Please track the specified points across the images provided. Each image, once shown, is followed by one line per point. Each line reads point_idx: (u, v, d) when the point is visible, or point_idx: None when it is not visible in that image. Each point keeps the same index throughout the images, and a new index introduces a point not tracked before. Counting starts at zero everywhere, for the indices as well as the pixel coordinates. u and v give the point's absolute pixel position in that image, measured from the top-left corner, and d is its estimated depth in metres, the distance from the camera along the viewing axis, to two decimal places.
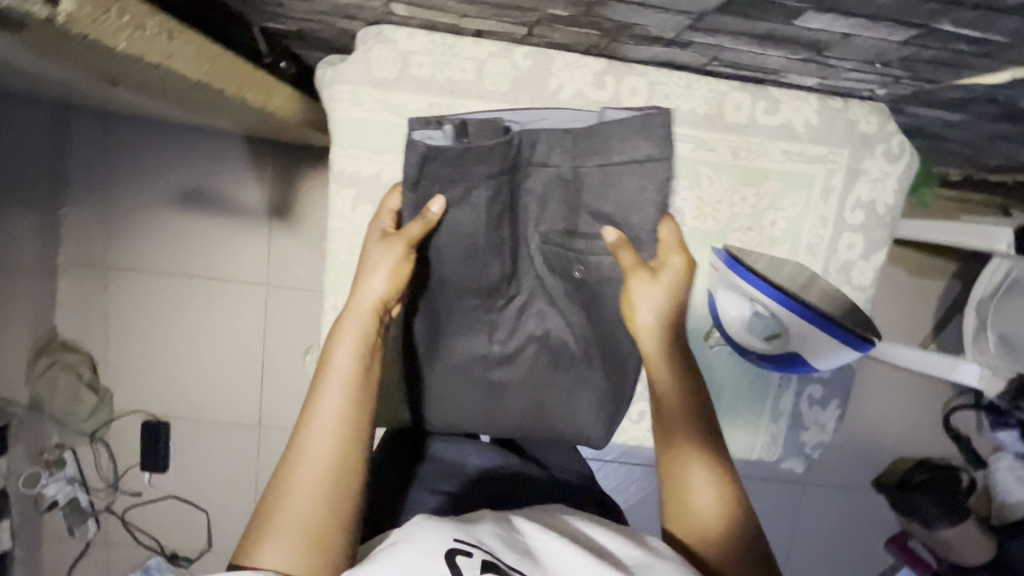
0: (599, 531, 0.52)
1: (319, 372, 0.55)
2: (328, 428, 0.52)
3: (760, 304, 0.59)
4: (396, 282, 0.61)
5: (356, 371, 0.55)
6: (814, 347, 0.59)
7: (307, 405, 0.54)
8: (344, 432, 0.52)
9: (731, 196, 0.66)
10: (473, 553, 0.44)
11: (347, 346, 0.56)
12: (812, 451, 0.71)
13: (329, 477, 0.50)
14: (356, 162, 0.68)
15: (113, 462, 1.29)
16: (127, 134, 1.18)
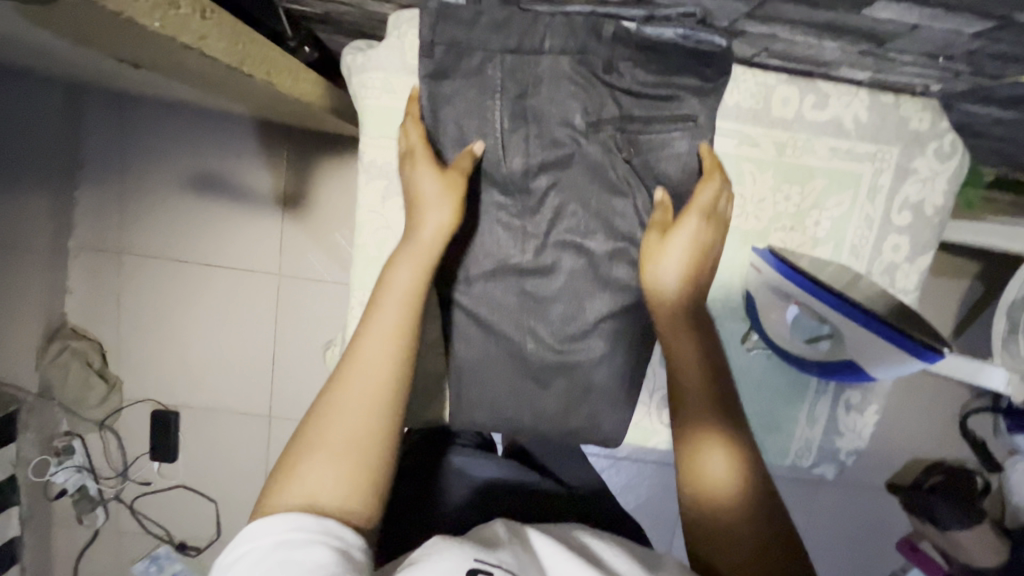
0: (609, 550, 0.47)
1: (372, 297, 0.50)
2: (371, 384, 0.47)
3: (808, 306, 0.53)
4: (455, 219, 0.55)
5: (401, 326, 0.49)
6: (878, 360, 0.51)
7: (366, 315, 0.50)
8: (385, 387, 0.47)
9: (773, 196, 0.60)
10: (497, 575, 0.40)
11: (405, 273, 0.51)
12: (846, 457, 0.64)
13: (375, 405, 0.46)
14: (388, 153, 0.61)
15: (122, 451, 1.28)
16: (142, 117, 1.16)
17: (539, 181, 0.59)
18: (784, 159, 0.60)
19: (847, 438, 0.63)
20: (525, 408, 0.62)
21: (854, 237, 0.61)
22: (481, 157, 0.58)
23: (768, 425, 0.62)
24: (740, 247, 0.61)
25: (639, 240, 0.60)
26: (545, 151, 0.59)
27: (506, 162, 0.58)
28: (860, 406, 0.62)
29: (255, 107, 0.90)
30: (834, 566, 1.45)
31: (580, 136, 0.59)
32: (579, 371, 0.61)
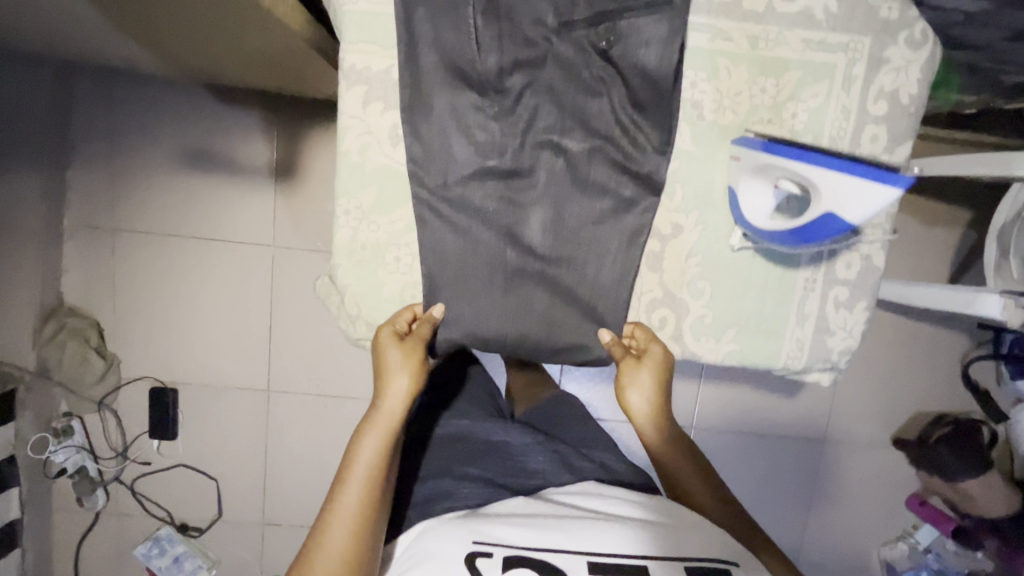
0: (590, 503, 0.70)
1: (341, 470, 0.58)
2: (336, 551, 0.55)
3: (782, 173, 0.51)
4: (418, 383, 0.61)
5: (364, 498, 0.57)
6: (854, 201, 0.48)
7: (337, 485, 0.58)
8: (347, 556, 0.54)
9: (749, 88, 0.57)
10: (492, 552, 0.60)
11: (370, 449, 0.59)
12: (839, 358, 0.64)
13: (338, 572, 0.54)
14: (366, 58, 0.56)
15: (121, 430, 1.27)
16: (134, 94, 1.18)
17: (514, 81, 0.56)
18: (759, 50, 0.56)
19: (837, 335, 0.62)
20: (510, 320, 0.62)
21: (832, 128, 0.58)
22: (454, 54, 0.55)
23: (758, 327, 0.62)
24: (715, 144, 0.58)
25: (620, 139, 0.58)
26: (519, 48, 0.55)
27: (482, 59, 0.55)
28: (849, 302, 0.62)
29: (248, 62, 0.92)
30: (842, 525, 1.43)
31: (553, 34, 0.55)
32: (563, 275, 0.61)
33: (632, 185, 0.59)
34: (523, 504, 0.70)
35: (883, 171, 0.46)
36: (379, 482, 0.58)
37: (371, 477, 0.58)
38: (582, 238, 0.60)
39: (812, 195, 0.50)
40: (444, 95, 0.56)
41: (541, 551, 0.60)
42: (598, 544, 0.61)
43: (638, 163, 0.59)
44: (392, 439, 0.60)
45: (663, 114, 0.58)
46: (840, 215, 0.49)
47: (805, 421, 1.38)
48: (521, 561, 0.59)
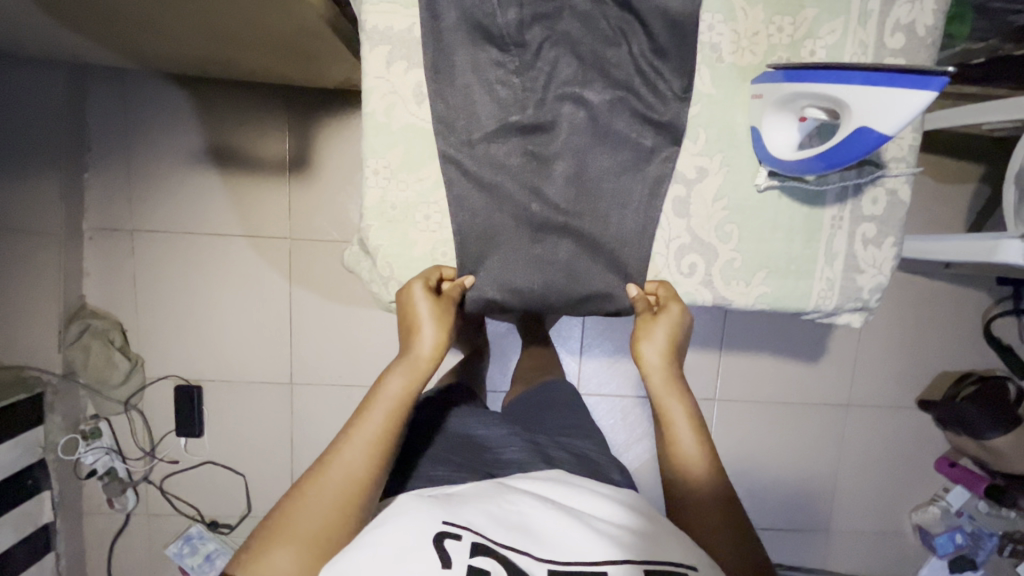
0: (571, 489, 0.64)
1: (364, 402, 0.60)
2: (345, 474, 0.56)
3: (810, 100, 0.52)
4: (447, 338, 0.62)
5: (377, 436, 0.58)
6: (886, 108, 0.47)
7: (358, 415, 0.59)
8: (355, 481, 0.56)
9: (765, 28, 0.58)
10: (461, 536, 0.53)
11: (394, 387, 0.60)
12: (870, 297, 0.64)
13: (345, 495, 0.55)
14: (388, 20, 0.56)
15: (148, 430, 1.28)
16: (148, 95, 1.20)
17: (534, 34, 0.57)
18: None
19: (868, 273, 0.62)
20: (537, 276, 0.63)
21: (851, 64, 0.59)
22: (474, 11, 0.56)
23: (787, 266, 0.62)
24: (736, 85, 0.59)
25: (640, 88, 0.58)
26: (537, 2, 0.56)
27: (500, 15, 0.55)
28: (877, 238, 0.62)
29: (256, 51, 0.93)
30: (872, 491, 1.43)
31: None
32: (588, 229, 0.61)
33: (654, 134, 0.59)
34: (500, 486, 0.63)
35: (916, 78, 0.45)
36: (397, 422, 0.59)
37: (392, 416, 0.59)
38: (608, 192, 0.61)
39: (843, 115, 0.50)
40: (465, 52, 0.57)
41: (511, 544, 0.54)
42: (574, 541, 0.55)
43: (660, 111, 0.59)
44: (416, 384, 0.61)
45: (682, 59, 0.58)
46: (875, 128, 0.48)
47: (828, 388, 1.38)
48: (488, 551, 0.52)
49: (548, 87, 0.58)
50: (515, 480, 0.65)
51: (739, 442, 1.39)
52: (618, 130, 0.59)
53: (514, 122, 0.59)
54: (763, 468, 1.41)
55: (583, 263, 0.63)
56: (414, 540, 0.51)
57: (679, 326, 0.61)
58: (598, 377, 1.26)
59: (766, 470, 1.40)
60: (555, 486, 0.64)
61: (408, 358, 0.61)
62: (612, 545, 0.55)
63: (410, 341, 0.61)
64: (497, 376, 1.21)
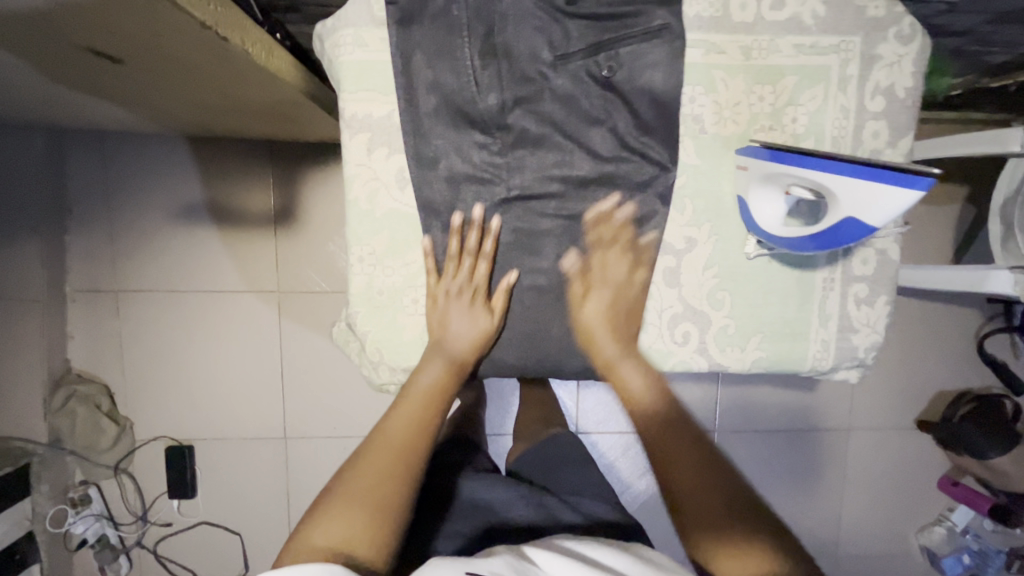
0: (602, 549, 0.57)
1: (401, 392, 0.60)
2: (387, 452, 0.56)
3: (794, 180, 0.52)
4: (480, 331, 0.60)
5: (417, 419, 0.58)
6: (872, 207, 0.47)
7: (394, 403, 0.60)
8: (396, 459, 0.56)
9: (747, 97, 0.57)
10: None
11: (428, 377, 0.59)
12: (865, 356, 0.63)
13: (387, 469, 0.55)
14: (367, 107, 0.55)
15: (140, 493, 1.25)
16: (128, 154, 1.18)
17: (515, 116, 0.56)
18: (754, 60, 0.57)
19: (862, 333, 0.62)
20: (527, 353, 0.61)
21: (834, 128, 0.58)
22: (455, 96, 0.55)
23: (783, 330, 0.62)
24: (721, 154, 0.58)
25: (627, 163, 0.57)
26: (516, 85, 0.55)
27: (481, 100, 0.55)
28: (869, 299, 0.61)
29: (235, 115, 0.91)
30: (878, 514, 1.42)
31: (550, 68, 0.55)
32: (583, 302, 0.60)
33: (641, 206, 0.58)
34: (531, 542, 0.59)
35: (897, 175, 0.45)
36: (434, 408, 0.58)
37: (427, 400, 0.59)
38: (597, 265, 0.60)
39: (830, 200, 0.50)
40: (447, 136, 0.56)
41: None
42: None
43: (647, 185, 0.58)
44: (454, 372, 0.60)
45: (664, 134, 0.57)
46: (860, 219, 0.49)
47: (828, 413, 1.37)
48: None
49: (532, 165, 0.57)
50: (548, 545, 0.59)
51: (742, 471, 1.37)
52: (605, 204, 0.58)
53: (498, 200, 0.58)
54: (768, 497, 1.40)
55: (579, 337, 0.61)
56: None
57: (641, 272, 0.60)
58: (596, 415, 1.25)
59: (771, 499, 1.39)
60: (597, 549, 0.57)
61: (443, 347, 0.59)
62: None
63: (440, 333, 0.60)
64: (495, 421, 1.20)
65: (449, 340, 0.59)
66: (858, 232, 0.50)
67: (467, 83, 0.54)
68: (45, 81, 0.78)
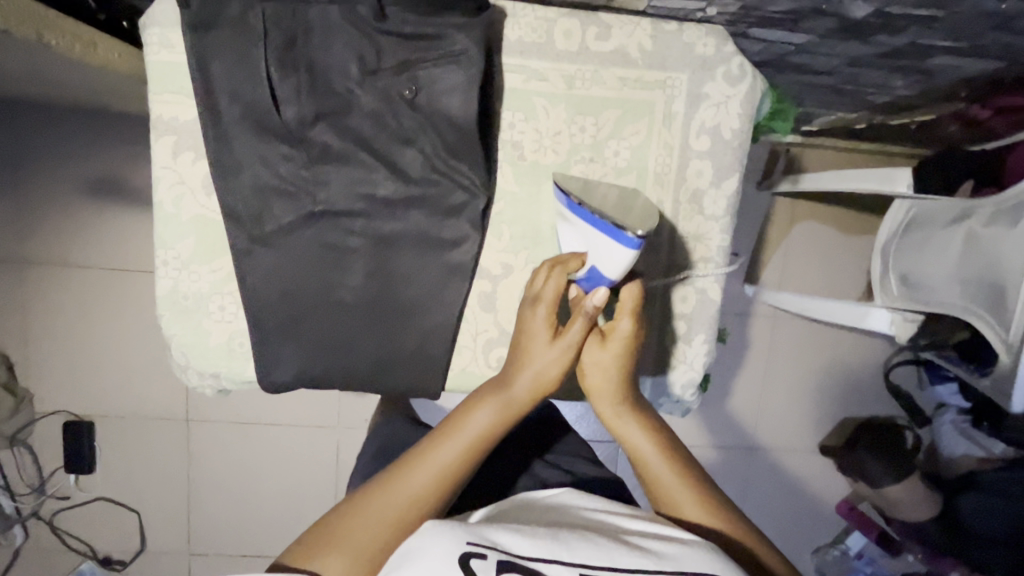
0: (616, 513, 0.52)
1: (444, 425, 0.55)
2: (409, 493, 0.51)
3: (569, 226, 0.55)
4: (557, 368, 0.55)
5: (446, 472, 0.52)
6: (607, 258, 0.51)
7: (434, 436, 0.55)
8: (413, 509, 0.51)
9: (568, 127, 0.57)
10: (487, 555, 0.43)
11: (473, 423, 0.54)
12: (684, 392, 0.64)
13: (399, 513, 0.50)
14: (174, 109, 0.54)
15: (37, 466, 1.26)
16: (36, 127, 1.16)
17: (318, 131, 0.53)
18: (574, 91, 0.56)
19: (679, 369, 0.63)
20: (334, 368, 0.59)
21: (656, 163, 0.58)
22: (253, 105, 0.52)
23: None
24: (539, 182, 0.58)
25: (438, 185, 0.55)
26: (318, 99, 0.53)
27: (280, 111, 0.52)
28: (686, 336, 0.62)
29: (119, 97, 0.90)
30: (776, 533, 1.44)
31: (357, 85, 0.53)
32: (394, 319, 0.59)
33: (456, 230, 0.57)
34: (544, 505, 0.53)
35: (615, 238, 0.49)
36: (470, 462, 0.53)
37: (469, 452, 0.53)
38: (410, 284, 0.58)
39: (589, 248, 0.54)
40: (247, 144, 0.53)
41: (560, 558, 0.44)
42: (610, 549, 0.45)
43: (459, 209, 0.56)
44: (507, 423, 0.55)
45: (474, 159, 0.55)
46: (603, 272, 0.53)
47: (733, 431, 1.39)
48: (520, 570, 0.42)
49: (335, 183, 0.55)
50: (546, 507, 0.53)
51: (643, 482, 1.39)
52: (420, 224, 0.57)
53: (299, 213, 0.55)
54: None
55: (387, 352, 0.60)
56: (437, 566, 0.42)
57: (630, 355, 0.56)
58: None
59: None
60: (609, 510, 0.52)
61: (501, 391, 0.54)
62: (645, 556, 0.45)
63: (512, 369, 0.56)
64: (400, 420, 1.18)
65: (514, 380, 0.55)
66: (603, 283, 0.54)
67: (260, 94, 0.52)
68: None
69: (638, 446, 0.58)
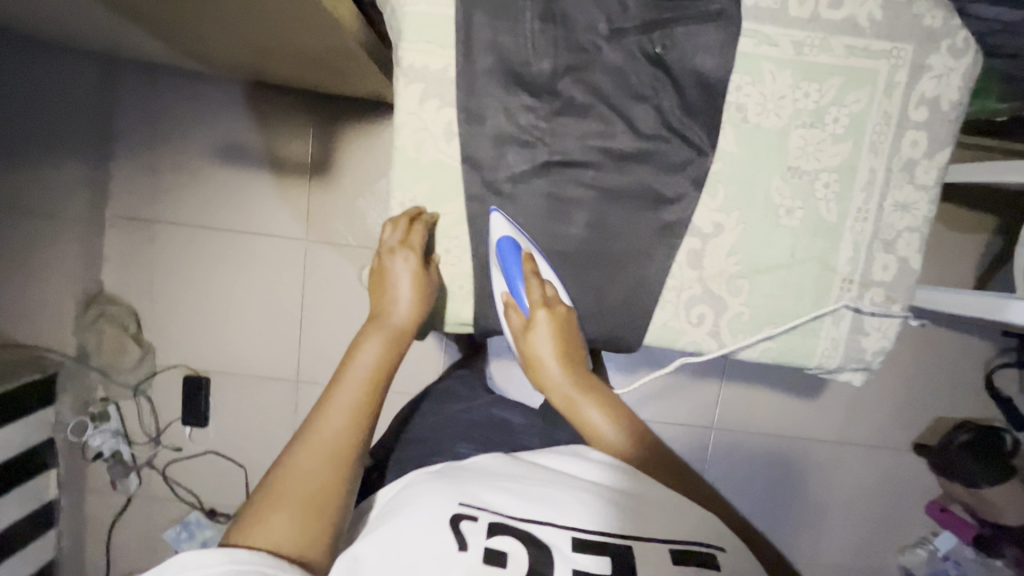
0: (591, 468, 0.62)
1: (340, 371, 0.63)
2: (329, 439, 0.58)
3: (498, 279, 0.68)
4: (420, 294, 0.66)
5: (353, 407, 0.60)
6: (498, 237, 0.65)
7: (334, 382, 0.62)
8: (339, 447, 0.58)
9: (793, 93, 0.62)
10: (478, 520, 0.52)
11: (367, 357, 0.64)
12: (873, 359, 0.68)
13: (327, 459, 0.57)
14: (424, 58, 0.61)
15: (154, 416, 1.31)
16: (176, 89, 1.21)
17: (565, 83, 0.62)
18: (804, 57, 0.61)
19: (872, 336, 0.67)
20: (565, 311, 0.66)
21: (873, 133, 0.63)
22: (512, 59, 0.61)
23: (791, 327, 0.67)
24: (767, 149, 0.63)
25: (671, 144, 0.63)
26: (571, 54, 0.61)
27: (536, 62, 0.61)
28: (884, 302, 0.66)
29: (285, 57, 0.94)
30: (861, 527, 1.44)
31: (604, 40, 0.60)
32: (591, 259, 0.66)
33: (678, 187, 0.64)
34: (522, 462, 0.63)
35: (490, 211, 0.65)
36: (371, 388, 0.62)
37: (369, 381, 0.62)
38: (614, 222, 0.65)
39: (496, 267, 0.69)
40: (484, 112, 0.62)
41: (538, 520, 0.53)
42: (586, 513, 0.54)
43: (684, 167, 0.63)
44: (393, 350, 0.66)
45: (693, 119, 0.62)
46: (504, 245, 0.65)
47: (824, 423, 1.40)
48: (510, 532, 0.51)
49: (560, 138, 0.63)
50: (522, 463, 0.63)
51: (731, 466, 1.41)
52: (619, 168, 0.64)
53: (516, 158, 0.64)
54: (754, 495, 1.43)
55: (592, 289, 0.67)
56: (431, 527, 0.51)
57: (557, 336, 0.66)
58: None
59: (755, 497, 1.43)
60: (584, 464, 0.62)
61: (381, 324, 0.66)
62: (621, 521, 0.54)
63: (383, 311, 0.68)
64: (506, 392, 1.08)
65: (388, 315, 0.67)
66: (508, 256, 0.65)
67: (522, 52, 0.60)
68: None
69: (599, 428, 0.66)
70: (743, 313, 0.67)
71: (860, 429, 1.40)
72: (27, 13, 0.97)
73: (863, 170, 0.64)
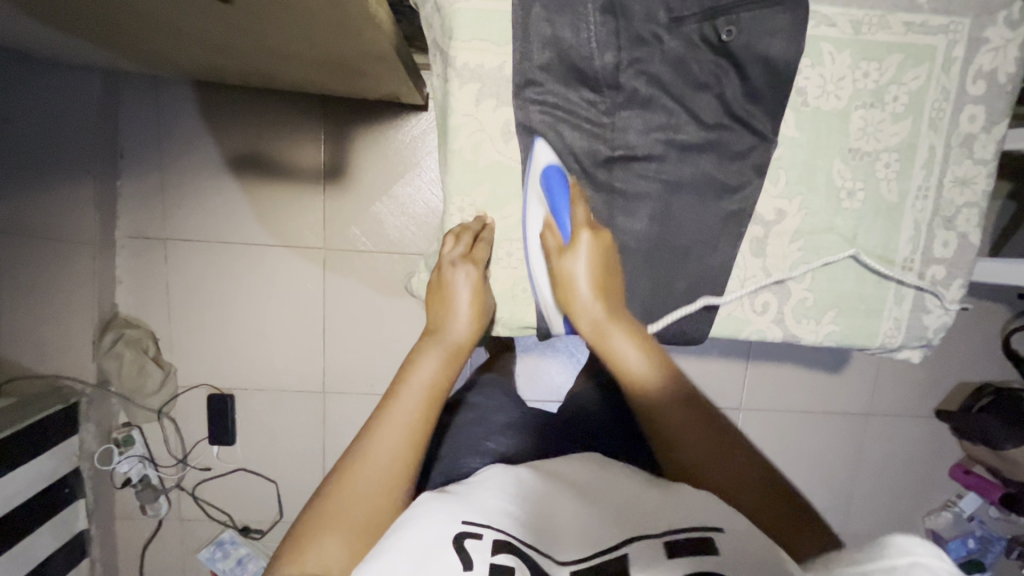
0: (608, 482, 0.58)
1: (395, 384, 0.59)
2: (384, 462, 0.54)
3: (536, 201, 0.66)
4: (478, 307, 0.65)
5: (409, 428, 0.57)
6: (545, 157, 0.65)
7: (389, 397, 0.58)
8: (393, 472, 0.54)
9: (852, 73, 0.63)
10: (482, 535, 0.47)
11: (424, 372, 0.60)
12: (934, 337, 0.70)
13: (383, 483, 0.54)
14: (479, 57, 0.62)
15: (180, 438, 1.29)
16: (181, 101, 1.17)
17: (625, 76, 0.63)
18: (863, 36, 0.62)
19: (934, 314, 0.69)
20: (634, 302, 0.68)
21: (932, 109, 0.64)
22: (571, 54, 0.61)
23: (856, 312, 0.69)
24: (828, 130, 0.65)
25: (730, 130, 0.65)
26: (632, 46, 0.62)
27: (598, 57, 0.61)
28: (944, 281, 0.68)
29: (299, 61, 0.90)
30: (888, 493, 1.47)
31: (664, 29, 0.61)
32: (657, 252, 0.67)
33: (737, 174, 0.66)
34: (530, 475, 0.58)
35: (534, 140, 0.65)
36: (430, 407, 0.58)
37: (426, 399, 0.59)
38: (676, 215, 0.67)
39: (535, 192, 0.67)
40: (542, 112, 0.64)
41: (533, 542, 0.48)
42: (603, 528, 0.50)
43: (746, 153, 0.65)
44: (452, 366, 0.62)
45: (746, 104, 0.64)
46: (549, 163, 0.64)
47: (850, 395, 1.41)
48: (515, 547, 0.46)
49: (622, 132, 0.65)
50: (530, 475, 0.58)
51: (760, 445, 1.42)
52: (679, 161, 0.65)
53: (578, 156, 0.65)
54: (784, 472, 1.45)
55: (661, 284, 0.68)
56: (433, 545, 0.46)
57: (600, 253, 0.64)
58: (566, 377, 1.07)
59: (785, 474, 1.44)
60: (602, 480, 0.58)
61: (440, 338, 0.62)
62: (628, 529, 0.50)
63: (441, 323, 0.64)
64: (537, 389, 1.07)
65: (447, 330, 0.63)
66: (553, 174, 0.64)
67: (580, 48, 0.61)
68: (107, 14, 0.76)
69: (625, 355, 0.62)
70: (808, 299, 0.69)
71: (885, 399, 1.42)
72: (24, 32, 0.94)
73: (923, 145, 0.66)
